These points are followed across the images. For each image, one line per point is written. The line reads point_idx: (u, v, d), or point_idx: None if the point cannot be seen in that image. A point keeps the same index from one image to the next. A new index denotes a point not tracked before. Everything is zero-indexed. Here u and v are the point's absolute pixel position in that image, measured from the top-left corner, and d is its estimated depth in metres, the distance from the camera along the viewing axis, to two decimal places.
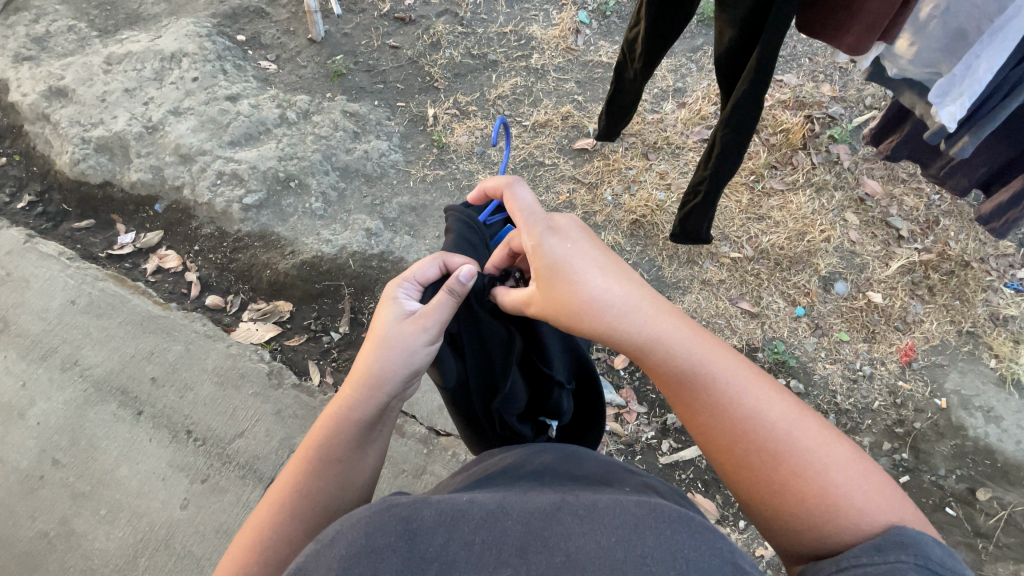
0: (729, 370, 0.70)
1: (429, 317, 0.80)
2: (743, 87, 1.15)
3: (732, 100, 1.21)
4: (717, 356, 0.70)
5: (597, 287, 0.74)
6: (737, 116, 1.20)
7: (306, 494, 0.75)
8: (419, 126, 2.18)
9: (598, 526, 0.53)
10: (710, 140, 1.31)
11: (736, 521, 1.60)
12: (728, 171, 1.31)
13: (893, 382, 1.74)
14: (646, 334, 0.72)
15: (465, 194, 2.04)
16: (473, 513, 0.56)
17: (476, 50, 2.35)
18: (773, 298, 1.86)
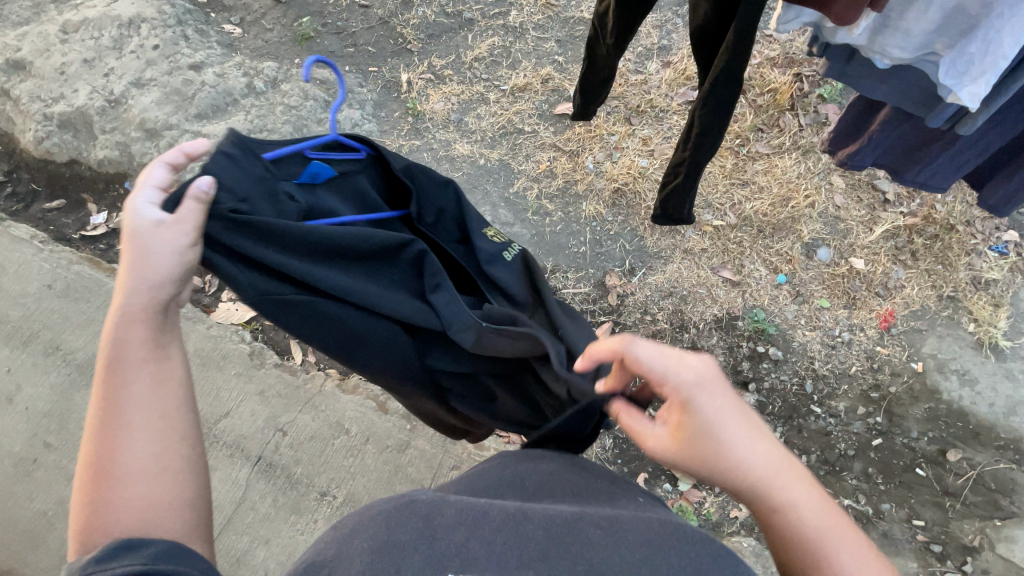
0: (840, 535, 0.64)
1: (180, 222, 0.70)
2: (722, 64, 1.09)
3: (710, 78, 1.15)
4: (833, 521, 0.64)
5: (736, 448, 0.66)
6: (714, 96, 1.14)
7: (107, 423, 0.64)
8: (393, 93, 2.10)
9: (621, 540, 0.55)
10: (690, 115, 1.26)
11: (712, 485, 1.63)
12: (708, 150, 1.26)
13: (871, 348, 1.76)
14: (771, 489, 0.65)
15: (441, 165, 1.98)
16: (494, 513, 0.58)
17: (450, 8, 2.23)
18: (755, 266, 1.84)
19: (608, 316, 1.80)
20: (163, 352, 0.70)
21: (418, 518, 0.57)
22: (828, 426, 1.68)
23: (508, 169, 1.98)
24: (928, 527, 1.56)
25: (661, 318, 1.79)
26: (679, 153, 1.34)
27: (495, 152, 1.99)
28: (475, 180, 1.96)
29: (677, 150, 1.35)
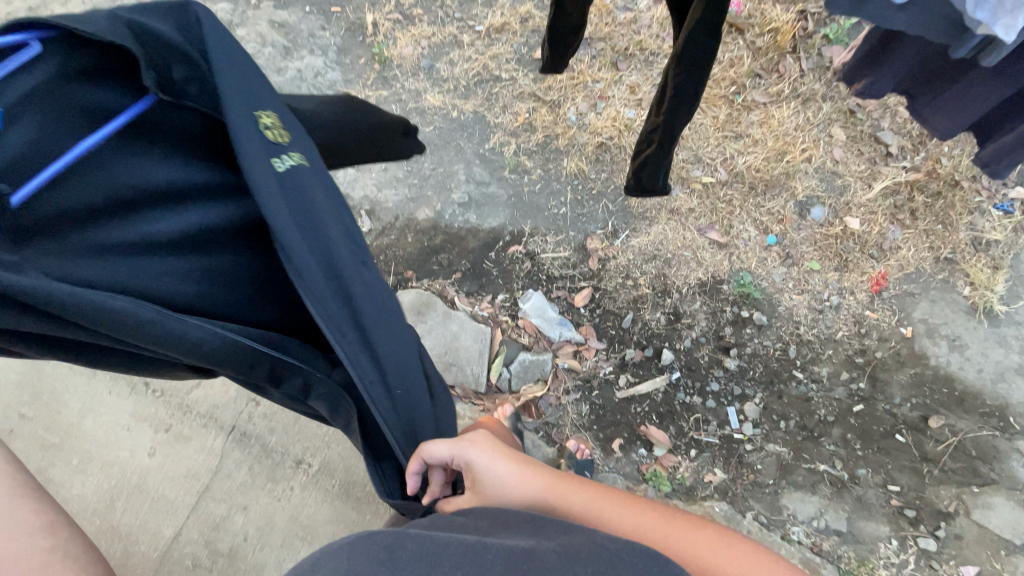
0: (603, 507, 0.72)
1: None
2: (693, 19, 0.98)
3: (683, 35, 1.04)
4: (596, 498, 0.73)
5: (505, 480, 0.75)
6: (689, 51, 1.02)
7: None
8: (358, 36, 1.93)
9: (581, 565, 0.51)
10: (664, 76, 1.13)
11: (687, 450, 1.61)
12: (683, 116, 1.15)
13: (860, 312, 1.69)
14: (555, 499, 0.74)
15: (411, 119, 1.85)
16: (453, 545, 0.53)
17: None
18: (744, 226, 1.75)
19: (588, 280, 1.73)
20: None
21: (376, 543, 0.53)
22: (809, 392, 1.65)
23: (484, 122, 1.85)
24: (903, 493, 1.56)
25: (643, 283, 1.72)
26: (653, 113, 1.22)
27: (470, 103, 1.85)
28: (448, 135, 1.84)
29: (650, 112, 1.23)
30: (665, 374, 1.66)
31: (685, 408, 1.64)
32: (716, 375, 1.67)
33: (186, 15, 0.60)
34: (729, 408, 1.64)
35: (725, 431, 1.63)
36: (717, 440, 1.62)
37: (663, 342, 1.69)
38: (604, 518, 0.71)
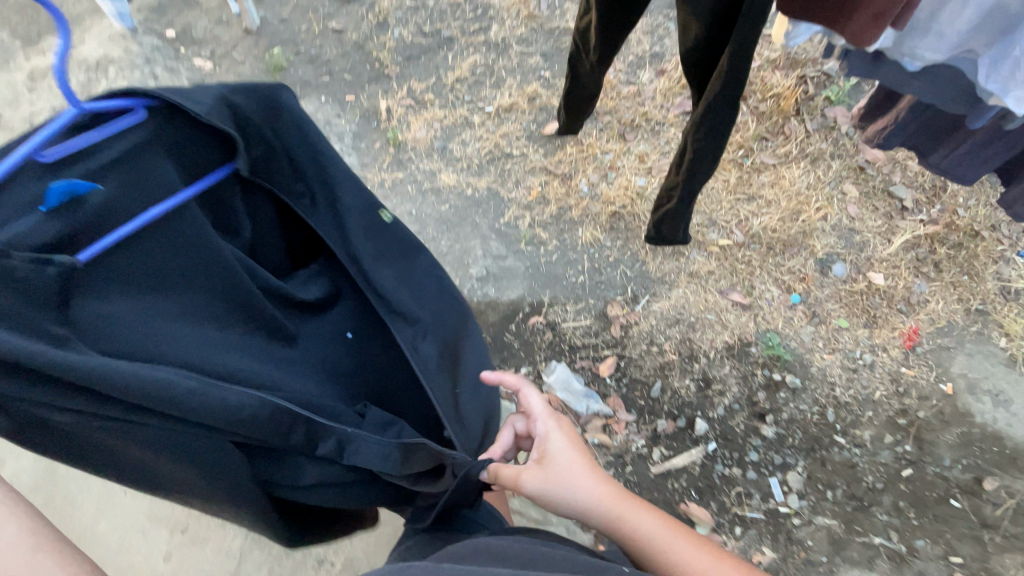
0: (654, 526, 0.74)
1: None
2: (714, 91, 0.99)
3: (702, 108, 1.05)
4: (649, 520, 0.75)
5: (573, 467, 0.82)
6: (710, 119, 1.03)
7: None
8: (372, 122, 1.99)
9: None
10: (683, 144, 1.15)
11: (732, 528, 1.51)
12: (704, 175, 1.16)
13: (894, 369, 1.64)
14: (616, 513, 0.77)
15: (426, 198, 1.88)
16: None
17: (428, 27, 2.11)
18: (766, 286, 1.72)
19: (613, 349, 1.69)
20: None
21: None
22: (854, 457, 1.57)
23: (497, 198, 1.87)
24: (968, 565, 1.45)
25: (669, 349, 1.68)
26: (672, 175, 1.23)
27: (483, 179, 1.89)
28: (463, 213, 1.86)
29: (670, 175, 1.24)
30: (700, 446, 1.59)
31: (724, 480, 1.56)
32: (755, 444, 1.59)
33: (274, 100, 0.72)
34: (771, 479, 1.56)
35: (769, 504, 1.54)
36: (762, 515, 1.53)
37: (695, 411, 1.63)
38: (655, 538, 0.73)
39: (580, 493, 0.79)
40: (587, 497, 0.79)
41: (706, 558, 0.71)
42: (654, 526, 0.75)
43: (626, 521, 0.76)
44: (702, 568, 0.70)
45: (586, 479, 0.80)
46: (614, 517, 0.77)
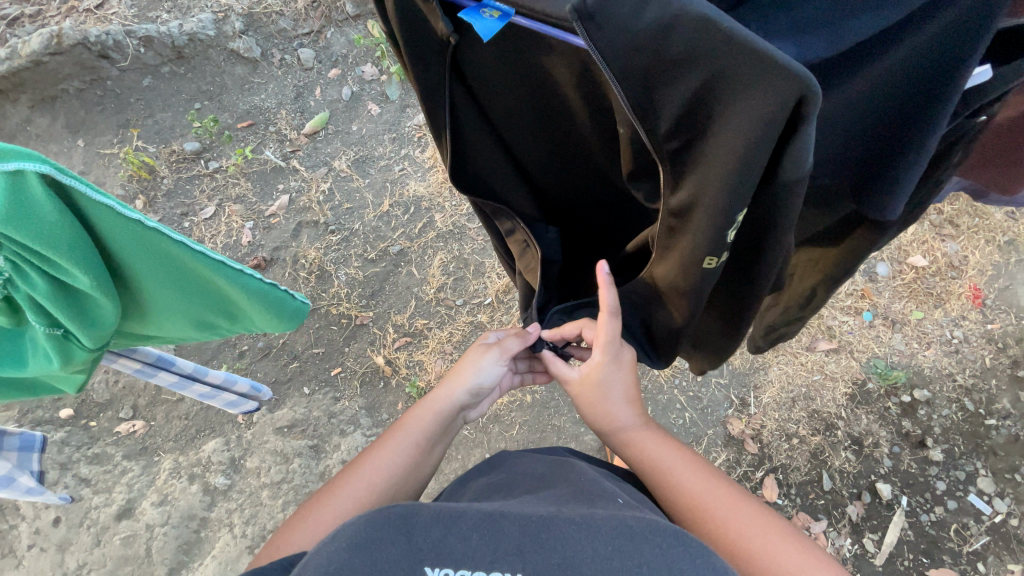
0: (660, 450, 0.79)
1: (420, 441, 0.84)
2: (874, 236, 0.78)
3: (841, 249, 0.85)
4: (659, 446, 0.80)
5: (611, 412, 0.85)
6: (834, 268, 0.88)
7: (352, 481, 0.76)
8: (378, 382, 1.66)
9: (596, 531, 0.44)
10: (807, 291, 0.96)
11: (977, 568, 1.44)
12: (805, 314, 1.02)
13: (983, 330, 1.68)
14: (632, 435, 0.83)
15: (491, 432, 1.59)
16: (471, 511, 0.46)
17: (371, 251, 1.82)
18: (839, 319, 1.71)
19: (763, 468, 1.58)
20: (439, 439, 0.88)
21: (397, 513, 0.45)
22: (1012, 430, 1.56)
23: (560, 386, 1.63)
24: None
25: (807, 432, 1.61)
26: (786, 306, 1.03)
27: None
28: (538, 423, 1.60)
29: (780, 305, 1.05)
30: (898, 508, 1.52)
31: (938, 527, 1.50)
32: (935, 474, 1.55)
33: None
34: (970, 496, 1.52)
35: (984, 522, 1.49)
36: (988, 538, 1.47)
37: (869, 478, 1.55)
38: (659, 463, 0.77)
39: (605, 417, 0.86)
40: (622, 419, 0.84)
41: (742, 518, 0.67)
42: (670, 450, 0.79)
43: (647, 435, 0.82)
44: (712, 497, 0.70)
45: (617, 407, 0.85)
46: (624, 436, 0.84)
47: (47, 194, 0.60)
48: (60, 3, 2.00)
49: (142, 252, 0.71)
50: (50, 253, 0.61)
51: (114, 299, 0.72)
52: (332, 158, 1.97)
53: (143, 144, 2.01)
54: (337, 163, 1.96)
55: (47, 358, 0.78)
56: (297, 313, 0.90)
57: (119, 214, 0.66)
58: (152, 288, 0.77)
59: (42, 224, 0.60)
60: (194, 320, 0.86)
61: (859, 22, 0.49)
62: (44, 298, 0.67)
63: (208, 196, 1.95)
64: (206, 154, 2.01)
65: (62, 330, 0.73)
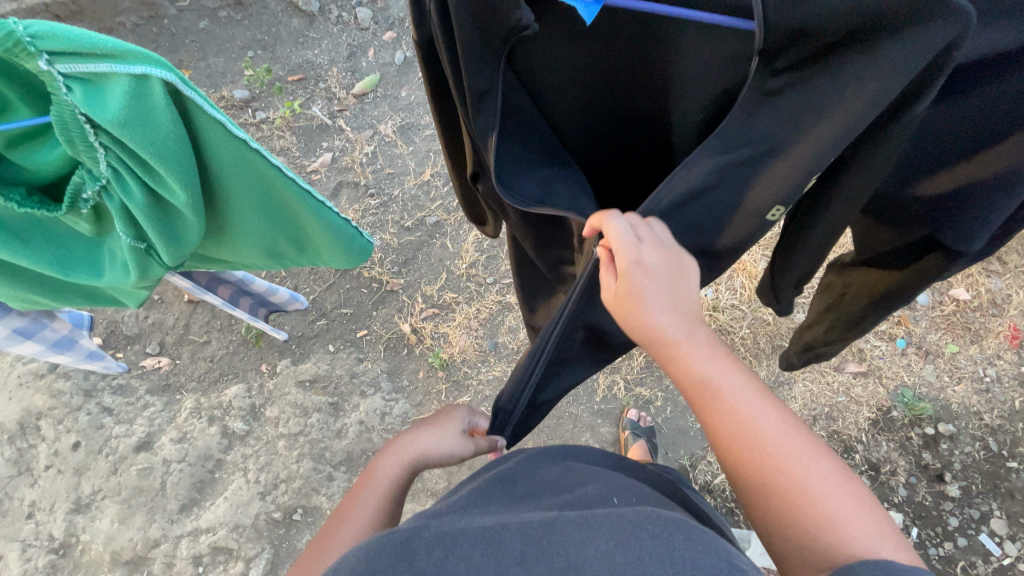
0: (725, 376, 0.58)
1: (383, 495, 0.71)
2: (937, 266, 0.76)
3: (898, 275, 0.83)
4: (724, 372, 0.58)
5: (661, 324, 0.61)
6: (888, 295, 0.86)
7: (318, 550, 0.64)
8: (401, 349, 1.67)
9: (596, 532, 0.45)
10: (854, 312, 0.94)
11: None
12: (847, 335, 1.00)
13: (1018, 372, 1.65)
14: (681, 349, 0.60)
15: None
16: (469, 529, 0.47)
17: (408, 219, 1.83)
18: (870, 343, 1.69)
19: None
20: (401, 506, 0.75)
21: (396, 540, 0.47)
22: None
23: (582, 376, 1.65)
24: None
25: None
26: (830, 324, 1.01)
27: None
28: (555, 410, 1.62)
29: (823, 322, 1.03)
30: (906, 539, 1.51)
31: (945, 562, 1.48)
32: (949, 509, 1.53)
33: None
34: (982, 536, 1.50)
35: (991, 563, 1.47)
36: None
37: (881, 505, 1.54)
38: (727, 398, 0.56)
39: (641, 321, 0.61)
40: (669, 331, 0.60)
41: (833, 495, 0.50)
42: (722, 364, 0.58)
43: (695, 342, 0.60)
44: (775, 431, 0.53)
45: (659, 313, 0.61)
46: (665, 340, 0.61)
47: (166, 101, 0.60)
48: None
49: (238, 172, 0.72)
50: (156, 164, 0.62)
51: (202, 217, 0.74)
52: (379, 122, 1.97)
53: None
54: (383, 128, 1.95)
55: (124, 269, 0.82)
56: (364, 252, 0.90)
57: (227, 131, 0.66)
58: (236, 209, 0.78)
59: (158, 132, 0.61)
60: (265, 246, 0.88)
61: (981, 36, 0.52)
62: (139, 209, 0.68)
63: None
64: (254, 104, 2.01)
65: (145, 244, 0.76)
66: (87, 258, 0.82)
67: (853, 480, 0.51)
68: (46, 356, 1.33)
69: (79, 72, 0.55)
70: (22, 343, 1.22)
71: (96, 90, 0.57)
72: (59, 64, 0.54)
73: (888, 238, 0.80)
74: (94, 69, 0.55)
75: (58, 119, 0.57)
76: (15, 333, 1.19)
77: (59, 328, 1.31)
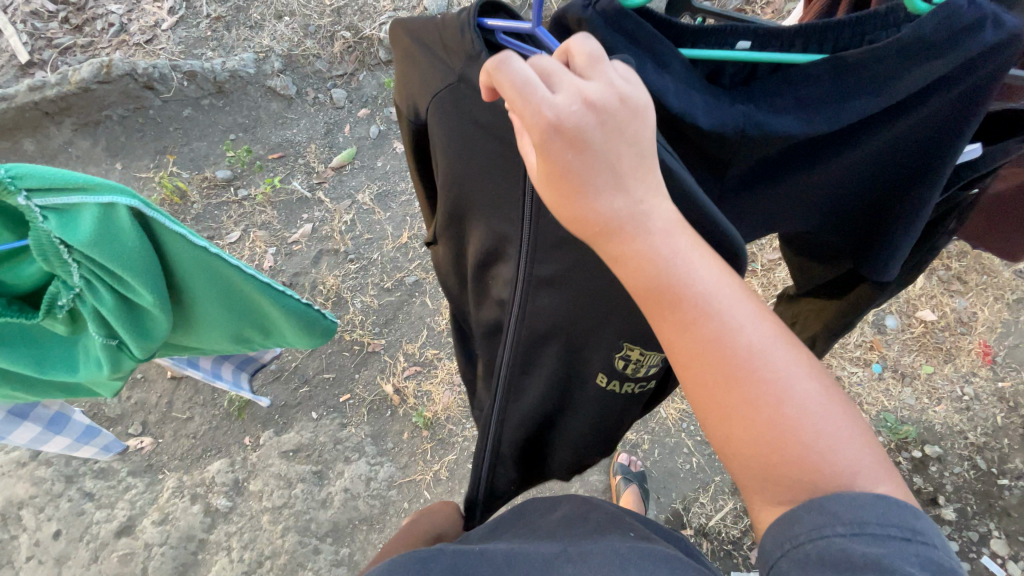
0: (705, 277, 0.44)
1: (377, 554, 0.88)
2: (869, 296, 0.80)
3: (839, 303, 0.87)
4: (704, 272, 0.44)
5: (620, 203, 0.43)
6: (834, 324, 0.90)
7: None
8: (385, 411, 1.67)
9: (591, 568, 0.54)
10: (808, 340, 0.98)
11: None
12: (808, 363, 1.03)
13: (995, 388, 1.67)
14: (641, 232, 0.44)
15: None
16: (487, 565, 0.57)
17: (387, 280, 1.87)
18: (848, 369, 1.71)
19: None
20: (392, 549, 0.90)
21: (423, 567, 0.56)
22: None
23: None
24: None
25: None
26: None
27: None
28: None
29: None
30: None
31: None
32: (948, 534, 1.51)
33: None
34: (983, 559, 1.48)
35: None
36: None
37: None
38: (708, 312, 0.43)
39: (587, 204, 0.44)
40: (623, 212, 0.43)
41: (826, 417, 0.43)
42: (693, 265, 0.44)
43: (655, 233, 0.44)
44: (759, 349, 0.43)
45: (606, 192, 0.43)
46: (611, 228, 0.44)
47: (132, 221, 0.67)
48: (112, 36, 2.18)
49: (200, 273, 0.77)
50: (127, 275, 0.67)
51: (170, 313, 0.78)
52: (357, 191, 2.06)
53: (177, 169, 2.12)
54: (361, 196, 2.04)
55: (97, 365, 0.84)
56: (328, 331, 0.94)
57: (189, 242, 0.72)
58: (201, 303, 0.82)
59: (125, 249, 0.66)
60: (232, 335, 0.91)
61: (855, 104, 0.52)
62: (110, 312, 0.72)
63: (234, 221, 2.03)
64: (236, 182, 2.10)
65: (116, 339, 0.79)
66: (61, 357, 0.85)
67: (832, 389, 0.45)
68: (41, 439, 1.32)
69: (53, 203, 0.63)
70: (18, 427, 1.22)
71: (69, 218, 0.64)
72: (35, 197, 0.62)
73: (821, 272, 0.84)
74: (66, 200, 0.63)
75: (35, 242, 0.63)
76: (12, 415, 1.19)
77: (51, 406, 1.31)
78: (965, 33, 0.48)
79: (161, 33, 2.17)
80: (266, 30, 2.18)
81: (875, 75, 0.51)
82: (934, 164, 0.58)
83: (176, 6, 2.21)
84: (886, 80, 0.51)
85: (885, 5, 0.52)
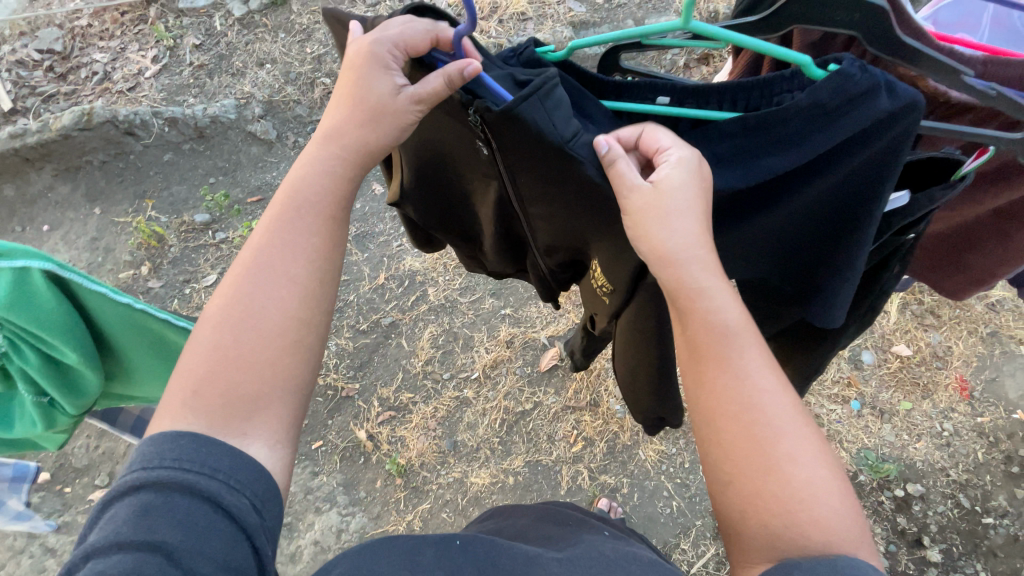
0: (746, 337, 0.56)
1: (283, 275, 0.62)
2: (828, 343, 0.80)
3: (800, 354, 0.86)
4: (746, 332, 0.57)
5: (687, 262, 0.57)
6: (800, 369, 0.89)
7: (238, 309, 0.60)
8: (358, 458, 1.64)
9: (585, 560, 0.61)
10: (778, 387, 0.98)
11: None
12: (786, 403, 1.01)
13: (974, 423, 1.66)
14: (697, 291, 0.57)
15: (471, 515, 1.53)
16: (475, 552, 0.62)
17: (363, 322, 1.86)
18: (827, 407, 1.69)
19: None
20: (289, 270, 0.62)
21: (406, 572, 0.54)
22: (1011, 530, 1.51)
23: (544, 469, 1.59)
24: None
25: None
26: None
27: (517, 456, 1.61)
28: None
29: None
30: None
31: None
32: None
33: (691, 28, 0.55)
34: None
35: None
36: None
37: None
38: (739, 363, 0.55)
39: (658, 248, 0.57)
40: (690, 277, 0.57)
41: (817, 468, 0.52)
42: (737, 315, 0.57)
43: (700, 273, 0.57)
44: (765, 397, 0.54)
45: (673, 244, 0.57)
46: (678, 285, 0.57)
47: (47, 283, 0.68)
48: (95, 84, 2.22)
49: (130, 326, 0.77)
50: (43, 335, 0.68)
51: (100, 370, 0.78)
52: None
53: (156, 213, 2.13)
54: None
55: (32, 422, 0.83)
56: None
57: (111, 300, 0.72)
58: (138, 356, 0.82)
59: (41, 310, 0.68)
60: (178, 385, 0.90)
61: (767, 160, 0.56)
62: (35, 371, 0.73)
63: (211, 265, 2.03)
64: (214, 225, 2.10)
65: (48, 398, 0.79)
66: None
67: (832, 464, 0.52)
68: None
69: None
70: None
71: None
72: None
73: (771, 327, 0.85)
74: None
75: None
76: None
77: None
78: (856, 99, 0.51)
79: (144, 81, 2.21)
80: (248, 78, 2.22)
81: (783, 135, 0.55)
82: (855, 217, 0.59)
83: (160, 55, 2.26)
84: (791, 138, 0.55)
85: (790, 69, 0.58)
